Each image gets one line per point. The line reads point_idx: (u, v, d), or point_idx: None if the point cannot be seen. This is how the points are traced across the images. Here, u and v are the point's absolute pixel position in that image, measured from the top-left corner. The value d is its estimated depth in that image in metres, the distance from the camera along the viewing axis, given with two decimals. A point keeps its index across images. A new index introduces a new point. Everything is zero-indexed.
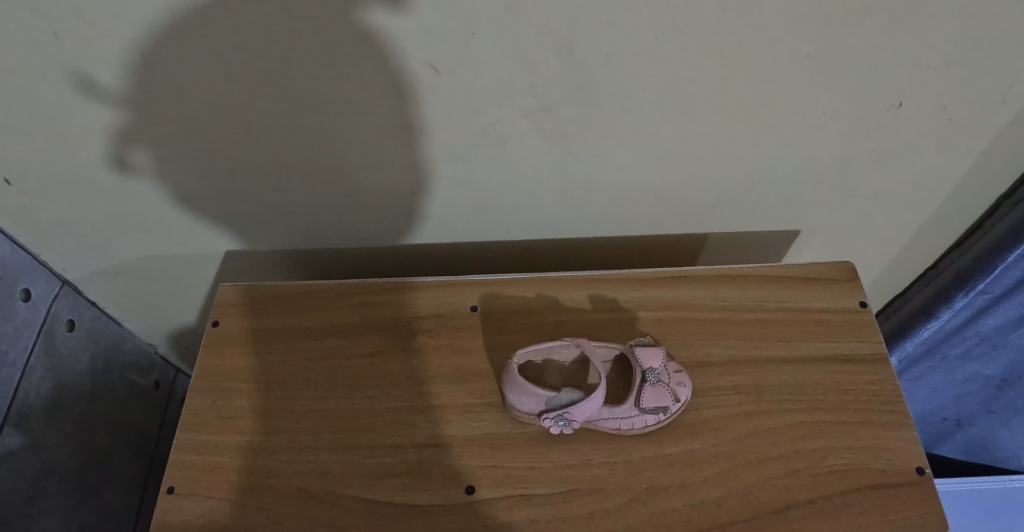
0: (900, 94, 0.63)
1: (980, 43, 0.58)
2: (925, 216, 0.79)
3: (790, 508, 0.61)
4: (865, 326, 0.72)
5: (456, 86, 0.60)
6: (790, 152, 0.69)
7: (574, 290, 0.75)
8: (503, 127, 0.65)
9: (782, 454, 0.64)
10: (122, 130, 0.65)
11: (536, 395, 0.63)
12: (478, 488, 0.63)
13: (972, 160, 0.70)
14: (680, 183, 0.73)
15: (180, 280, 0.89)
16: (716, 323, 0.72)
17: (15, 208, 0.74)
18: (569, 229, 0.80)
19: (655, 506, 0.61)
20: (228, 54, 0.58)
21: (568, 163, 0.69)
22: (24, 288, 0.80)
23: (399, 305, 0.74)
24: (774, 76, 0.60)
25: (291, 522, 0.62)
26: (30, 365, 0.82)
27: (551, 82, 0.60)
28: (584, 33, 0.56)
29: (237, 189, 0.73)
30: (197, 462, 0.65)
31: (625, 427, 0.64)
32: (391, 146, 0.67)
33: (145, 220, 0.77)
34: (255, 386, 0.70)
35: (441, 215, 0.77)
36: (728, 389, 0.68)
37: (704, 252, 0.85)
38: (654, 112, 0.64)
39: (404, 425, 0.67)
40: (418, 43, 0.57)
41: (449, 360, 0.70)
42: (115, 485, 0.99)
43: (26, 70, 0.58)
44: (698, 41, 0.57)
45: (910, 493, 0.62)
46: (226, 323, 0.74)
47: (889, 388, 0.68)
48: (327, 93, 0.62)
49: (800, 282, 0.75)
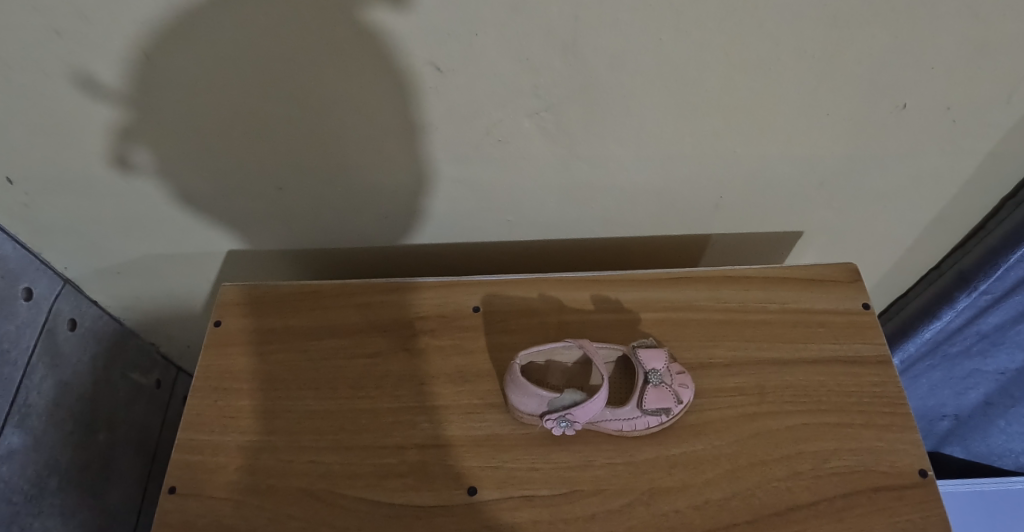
0: (904, 96, 0.62)
1: (985, 44, 0.57)
2: (929, 216, 0.78)
3: (792, 510, 0.61)
4: (868, 328, 0.72)
5: (458, 86, 0.60)
6: (794, 153, 0.69)
7: (575, 291, 0.75)
8: (505, 127, 0.65)
9: (783, 456, 0.64)
10: (124, 130, 0.65)
11: (538, 395, 0.63)
12: (480, 489, 0.63)
13: (977, 161, 0.70)
14: (682, 183, 0.73)
15: (180, 280, 0.89)
16: (718, 324, 0.72)
17: (16, 207, 0.74)
18: (571, 230, 0.80)
19: (657, 507, 0.61)
20: (229, 53, 0.58)
21: (571, 163, 0.69)
22: (25, 287, 0.80)
23: (401, 305, 0.74)
24: (776, 76, 0.60)
25: (292, 523, 0.62)
26: (31, 365, 0.82)
27: (553, 82, 0.60)
28: (586, 33, 0.56)
29: (239, 189, 0.73)
30: (197, 462, 0.65)
31: (627, 428, 0.64)
32: (392, 145, 0.67)
33: (146, 220, 0.77)
34: (256, 386, 0.70)
35: (443, 215, 0.77)
36: (730, 390, 0.68)
37: (705, 253, 0.85)
38: (658, 113, 0.63)
39: (405, 425, 0.67)
40: (420, 43, 0.56)
41: (450, 361, 0.70)
42: (116, 484, 0.99)
43: (28, 69, 0.58)
44: (701, 42, 0.57)
45: (913, 495, 0.62)
46: (227, 322, 0.74)
47: (892, 390, 0.68)
48: (329, 93, 0.61)
49: (802, 283, 0.75)
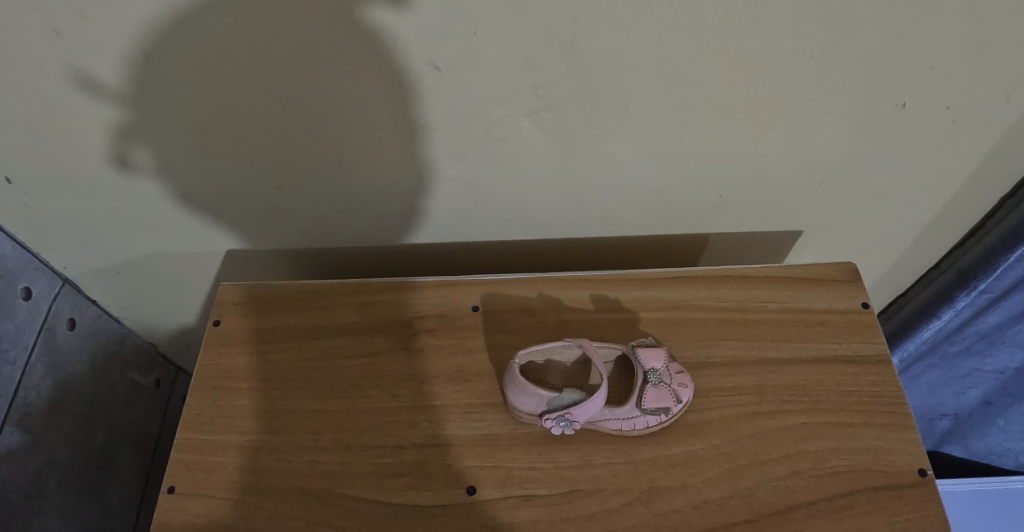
0: (904, 94, 0.62)
1: (985, 43, 0.57)
2: (928, 216, 0.78)
3: (792, 510, 0.61)
4: (868, 328, 0.72)
5: (457, 86, 0.60)
6: (794, 152, 0.69)
7: (575, 290, 0.75)
8: (504, 127, 0.65)
9: (783, 455, 0.64)
10: (124, 129, 0.65)
11: (537, 395, 0.63)
12: (479, 489, 0.63)
13: (977, 161, 0.70)
14: (682, 183, 0.73)
15: (179, 279, 0.89)
16: (718, 323, 0.72)
17: (15, 206, 0.74)
18: (570, 229, 0.80)
19: (657, 507, 0.61)
20: (227, 52, 0.57)
21: (571, 162, 0.69)
22: (24, 286, 0.80)
23: (400, 305, 0.74)
24: (776, 75, 0.60)
25: (291, 522, 0.62)
26: (30, 364, 0.82)
27: (553, 81, 0.60)
28: (586, 33, 0.56)
29: (238, 189, 0.73)
30: (196, 461, 0.65)
31: (627, 428, 0.64)
32: (392, 145, 0.67)
33: (145, 219, 0.77)
34: (255, 386, 0.70)
35: (442, 214, 0.77)
36: (730, 390, 0.68)
37: (704, 253, 0.85)
38: (657, 112, 0.63)
39: (405, 425, 0.67)
40: (419, 43, 0.56)
41: (450, 360, 0.70)
42: (116, 483, 0.99)
43: (27, 68, 0.58)
44: (701, 41, 0.57)
45: (912, 495, 0.62)
46: (227, 322, 0.74)
47: (891, 389, 0.68)
48: (329, 92, 0.61)
49: (802, 282, 0.75)
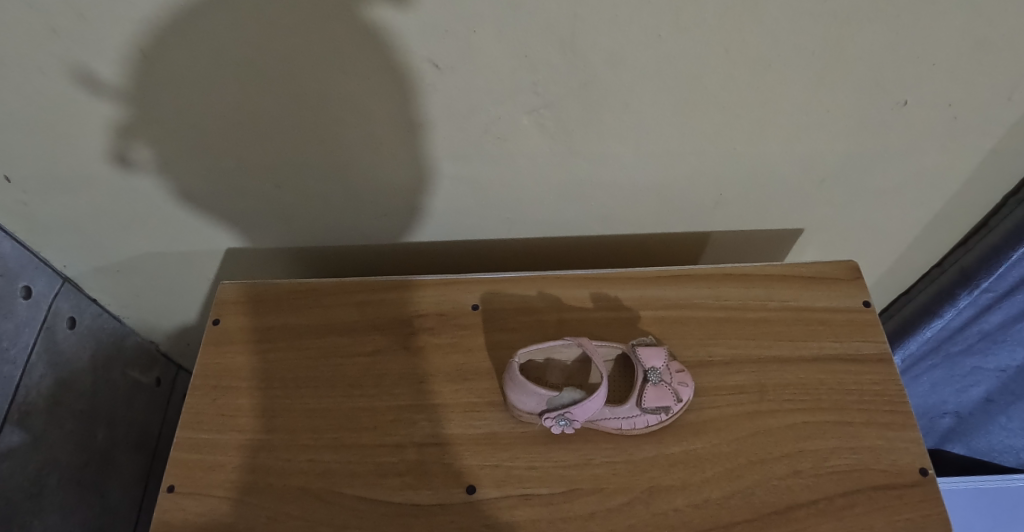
0: (905, 92, 0.62)
1: (986, 41, 0.57)
2: (930, 214, 0.78)
3: (792, 509, 0.61)
4: (870, 326, 0.71)
5: (457, 83, 0.60)
6: (794, 150, 0.69)
7: (576, 289, 0.75)
8: (504, 124, 0.64)
9: (785, 454, 0.64)
10: (123, 128, 0.65)
11: (537, 394, 0.63)
12: (479, 488, 0.63)
13: (980, 158, 0.69)
14: (683, 181, 0.72)
15: (179, 278, 0.88)
16: (719, 321, 0.72)
17: (15, 205, 0.74)
18: (571, 227, 0.79)
19: (657, 506, 0.61)
20: (227, 50, 0.57)
21: (571, 159, 0.69)
22: (24, 285, 0.80)
23: (401, 303, 0.74)
24: (778, 73, 0.60)
25: (291, 521, 0.62)
26: (31, 363, 0.82)
27: (552, 79, 0.60)
28: (587, 30, 0.55)
29: (236, 185, 0.72)
30: (196, 460, 0.65)
31: (627, 427, 0.64)
32: (392, 144, 0.67)
33: (145, 217, 0.77)
34: (255, 385, 0.70)
35: (443, 212, 0.77)
36: (731, 389, 0.68)
37: (705, 252, 0.85)
38: (657, 109, 0.63)
39: (405, 423, 0.66)
40: (419, 39, 0.56)
41: (450, 359, 0.70)
42: (116, 482, 0.99)
43: (26, 67, 0.58)
44: (702, 37, 0.56)
45: (912, 494, 0.62)
46: (227, 320, 0.74)
47: (893, 387, 0.68)
48: (328, 91, 0.61)
49: (803, 281, 0.75)
